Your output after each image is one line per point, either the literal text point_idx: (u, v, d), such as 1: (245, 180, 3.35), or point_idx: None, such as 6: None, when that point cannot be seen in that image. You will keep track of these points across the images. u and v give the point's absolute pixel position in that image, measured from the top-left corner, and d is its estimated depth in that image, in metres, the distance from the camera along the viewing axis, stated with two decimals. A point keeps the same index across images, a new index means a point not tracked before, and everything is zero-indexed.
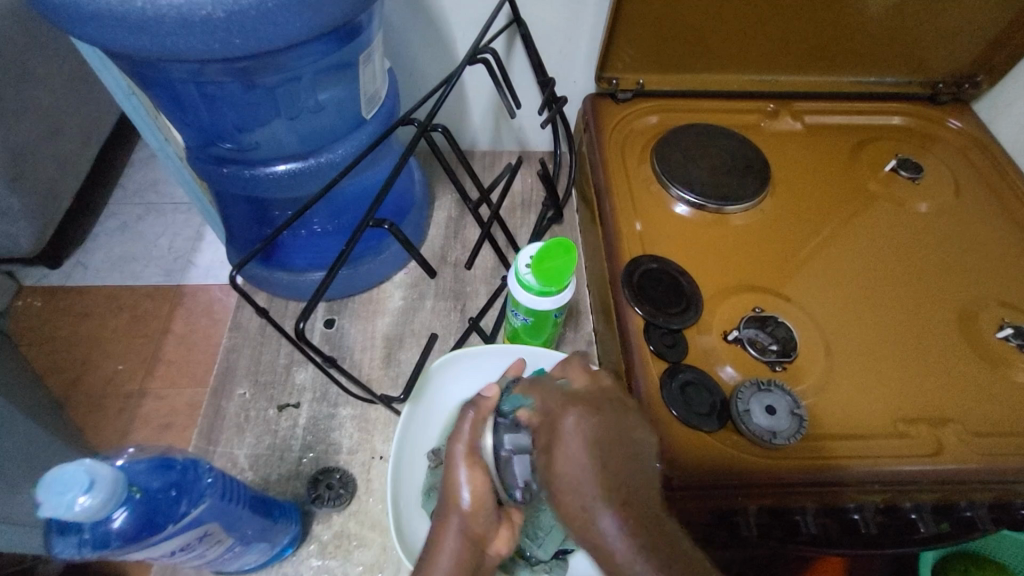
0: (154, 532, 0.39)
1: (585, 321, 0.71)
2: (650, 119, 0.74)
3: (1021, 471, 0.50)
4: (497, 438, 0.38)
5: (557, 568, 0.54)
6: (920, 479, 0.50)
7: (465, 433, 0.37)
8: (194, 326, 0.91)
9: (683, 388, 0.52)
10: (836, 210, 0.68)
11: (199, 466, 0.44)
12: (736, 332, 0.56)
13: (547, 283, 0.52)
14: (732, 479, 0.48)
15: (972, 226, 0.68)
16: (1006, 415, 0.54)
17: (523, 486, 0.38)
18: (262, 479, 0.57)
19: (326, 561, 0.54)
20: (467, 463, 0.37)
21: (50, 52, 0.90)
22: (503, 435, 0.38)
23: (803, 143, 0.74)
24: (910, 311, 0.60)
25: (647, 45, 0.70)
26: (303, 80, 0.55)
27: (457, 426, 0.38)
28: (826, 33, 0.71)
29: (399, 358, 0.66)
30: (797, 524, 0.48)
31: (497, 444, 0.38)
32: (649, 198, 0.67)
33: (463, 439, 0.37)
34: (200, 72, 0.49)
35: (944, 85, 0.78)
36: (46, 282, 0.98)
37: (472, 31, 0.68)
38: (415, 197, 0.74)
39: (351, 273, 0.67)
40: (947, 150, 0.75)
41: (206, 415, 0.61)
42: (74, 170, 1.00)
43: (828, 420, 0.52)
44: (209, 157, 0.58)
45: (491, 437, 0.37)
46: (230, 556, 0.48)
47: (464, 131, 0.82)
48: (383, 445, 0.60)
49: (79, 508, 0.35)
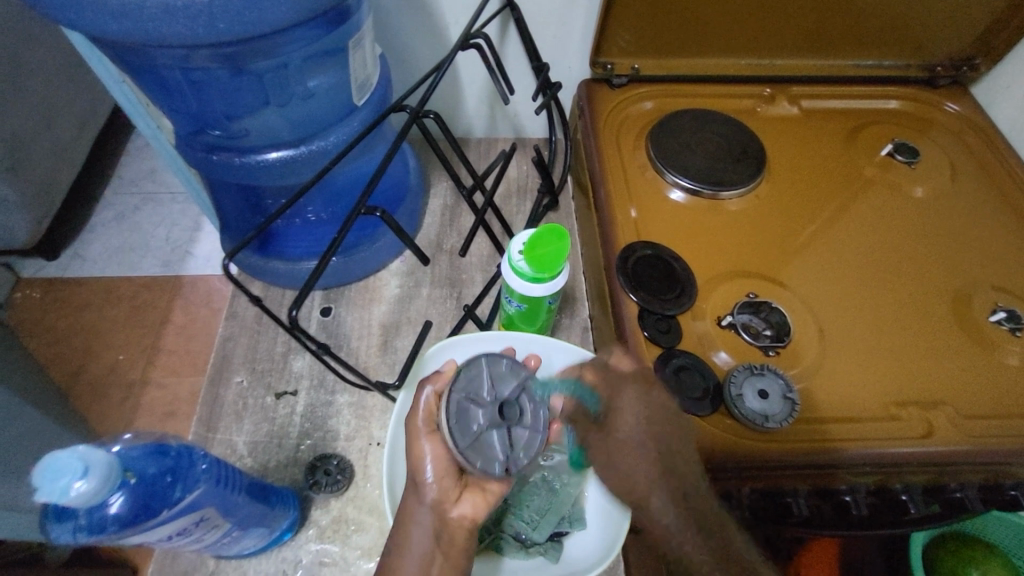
0: (150, 517, 0.40)
1: (580, 308, 0.71)
2: (646, 105, 0.74)
3: (1011, 452, 0.51)
4: (466, 417, 0.43)
5: (551, 551, 0.53)
6: (911, 461, 0.50)
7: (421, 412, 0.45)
8: (193, 316, 0.92)
9: (677, 373, 0.52)
10: (832, 194, 0.68)
11: (194, 452, 0.44)
12: (729, 318, 0.57)
13: (540, 269, 0.52)
14: (727, 461, 0.48)
15: (968, 210, 0.68)
16: (998, 397, 0.54)
17: (502, 458, 0.42)
18: (261, 465, 0.58)
19: (325, 545, 0.55)
20: (427, 434, 0.44)
21: (42, 41, 0.90)
22: (473, 411, 0.43)
23: (799, 128, 0.74)
24: (904, 295, 0.61)
25: (642, 30, 0.70)
26: (292, 65, 0.55)
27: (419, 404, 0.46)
28: (823, 16, 0.71)
29: (395, 346, 0.66)
30: (788, 505, 0.48)
31: (469, 420, 0.43)
32: (644, 184, 0.67)
33: (421, 416, 0.45)
34: (188, 58, 0.48)
35: (942, 68, 0.77)
36: (44, 274, 0.98)
37: (465, 16, 0.67)
38: (410, 184, 0.74)
39: (346, 261, 0.67)
40: (945, 133, 0.74)
41: (205, 402, 0.62)
42: (70, 161, 0.99)
43: (820, 403, 0.53)
44: (198, 145, 0.57)
45: (450, 415, 0.43)
46: (228, 541, 0.48)
47: (458, 118, 0.81)
48: (380, 431, 0.61)
49: (74, 493, 0.36)
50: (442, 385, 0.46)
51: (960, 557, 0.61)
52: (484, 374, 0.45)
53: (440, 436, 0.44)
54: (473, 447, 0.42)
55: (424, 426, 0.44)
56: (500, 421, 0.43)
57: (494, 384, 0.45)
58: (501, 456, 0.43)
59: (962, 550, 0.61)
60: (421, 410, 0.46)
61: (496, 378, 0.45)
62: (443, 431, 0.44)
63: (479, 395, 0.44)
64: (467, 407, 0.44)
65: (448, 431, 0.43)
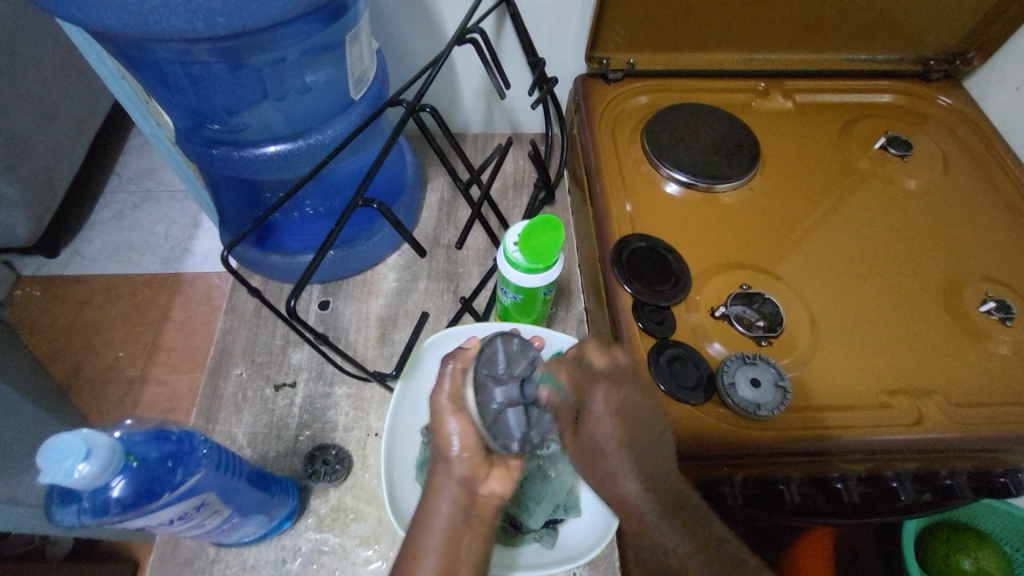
0: (153, 500, 0.41)
1: (576, 300, 0.72)
2: (641, 99, 0.74)
3: (1000, 439, 0.51)
4: (488, 395, 0.42)
5: (546, 537, 0.54)
6: (901, 449, 0.51)
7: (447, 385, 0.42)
8: (193, 312, 0.93)
9: (670, 363, 0.53)
10: (827, 187, 0.69)
11: (195, 437, 0.45)
12: (723, 309, 0.57)
13: (534, 260, 0.52)
14: (720, 449, 0.49)
15: (960, 202, 0.68)
16: (987, 386, 0.55)
17: (519, 437, 0.42)
18: (260, 456, 0.59)
19: (323, 534, 0.56)
20: (452, 411, 0.41)
21: (41, 38, 0.90)
22: (495, 389, 0.42)
23: (794, 122, 0.74)
24: (895, 287, 0.61)
25: (636, 26, 0.70)
26: (289, 61, 0.56)
27: (441, 380, 0.43)
28: (816, 11, 0.71)
29: (393, 338, 0.67)
30: (781, 493, 0.50)
31: (490, 399, 0.41)
32: (640, 178, 0.68)
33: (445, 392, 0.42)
34: (187, 53, 0.49)
35: (935, 62, 0.78)
36: (45, 271, 0.99)
37: (460, 11, 0.68)
38: (407, 179, 0.75)
39: (344, 253, 0.68)
40: (938, 127, 0.75)
41: (205, 394, 0.62)
42: (70, 158, 1.00)
43: (813, 392, 0.54)
44: (198, 139, 0.58)
45: (474, 394, 0.41)
46: (228, 527, 0.49)
47: (455, 113, 0.82)
48: (378, 422, 0.61)
49: (78, 476, 0.37)
50: (466, 362, 0.43)
51: (951, 545, 0.62)
52: (501, 353, 0.44)
53: (465, 413, 0.41)
54: (496, 422, 0.41)
55: (449, 403, 0.41)
56: (519, 399, 0.42)
57: (511, 363, 0.44)
58: (519, 434, 0.41)
59: (953, 539, 0.63)
60: (442, 389, 0.43)
61: (513, 357, 0.44)
62: (470, 410, 0.41)
63: (499, 372, 0.43)
64: (488, 384, 0.42)
65: (473, 407, 0.41)
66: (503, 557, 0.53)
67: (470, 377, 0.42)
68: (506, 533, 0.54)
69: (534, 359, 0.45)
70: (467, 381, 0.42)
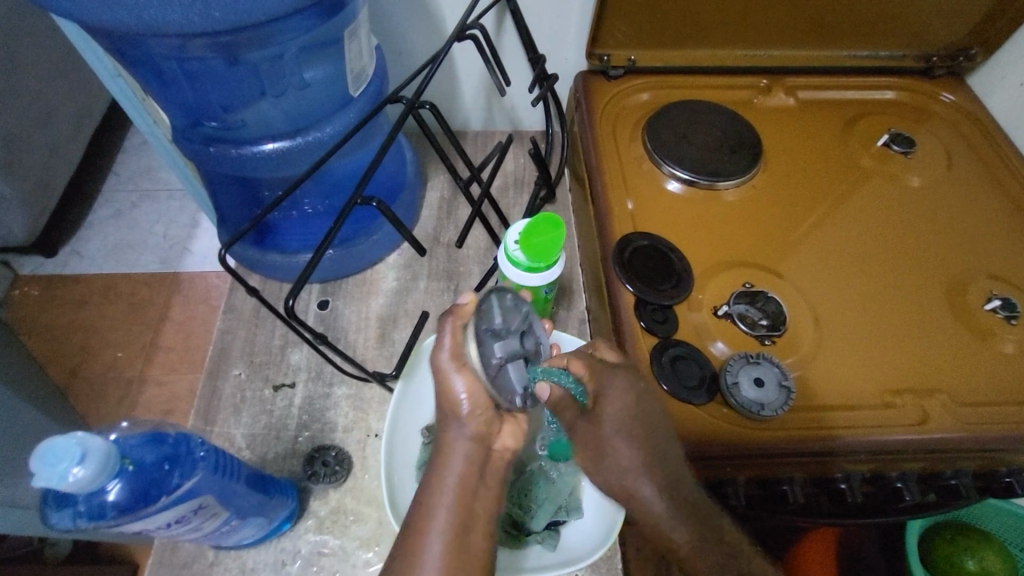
0: (149, 504, 0.40)
1: (578, 299, 0.71)
2: (643, 96, 0.74)
3: (1006, 439, 0.51)
4: (488, 349, 0.41)
5: (548, 539, 0.53)
6: (906, 449, 0.51)
7: (449, 342, 0.40)
8: (192, 312, 0.92)
9: (673, 362, 0.52)
10: (829, 185, 0.68)
11: (192, 440, 0.44)
12: (726, 307, 0.57)
13: (536, 258, 0.52)
14: (723, 449, 0.49)
15: (964, 200, 0.68)
16: (992, 384, 0.54)
17: (522, 392, 0.41)
18: (259, 457, 0.58)
19: (323, 536, 0.55)
20: (456, 368, 0.39)
21: (37, 36, 0.89)
22: (494, 344, 0.41)
23: (796, 119, 0.74)
24: (899, 285, 0.61)
25: (637, 22, 0.70)
26: (286, 57, 0.55)
27: (440, 337, 0.40)
28: (819, 7, 0.71)
29: (393, 338, 0.66)
30: (784, 493, 0.49)
31: (489, 353, 0.40)
32: (642, 175, 0.67)
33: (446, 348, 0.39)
34: (183, 48, 0.48)
35: (939, 59, 0.77)
36: (42, 270, 0.98)
37: (460, 8, 0.67)
38: (407, 177, 0.74)
39: (343, 253, 0.68)
40: (941, 124, 0.74)
41: (203, 395, 0.62)
42: (67, 157, 0.99)
43: (817, 392, 0.53)
44: (196, 137, 0.57)
45: (475, 348, 0.40)
46: (227, 530, 0.49)
47: (455, 111, 0.81)
48: (378, 423, 0.61)
49: (72, 479, 0.36)
50: (464, 318, 0.41)
51: (956, 545, 0.61)
52: (496, 309, 0.43)
53: (470, 368, 0.39)
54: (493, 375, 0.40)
55: (451, 361, 0.39)
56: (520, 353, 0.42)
57: (506, 318, 0.43)
58: (522, 388, 0.41)
59: (958, 539, 0.62)
60: (442, 346, 0.40)
61: (508, 312, 0.44)
62: (472, 363, 0.39)
63: (497, 326, 0.42)
64: (487, 339, 0.41)
65: (477, 362, 0.39)
66: (508, 560, 0.52)
67: (471, 331, 0.40)
68: (511, 535, 0.54)
69: (526, 316, 0.45)
70: (468, 336, 0.40)
